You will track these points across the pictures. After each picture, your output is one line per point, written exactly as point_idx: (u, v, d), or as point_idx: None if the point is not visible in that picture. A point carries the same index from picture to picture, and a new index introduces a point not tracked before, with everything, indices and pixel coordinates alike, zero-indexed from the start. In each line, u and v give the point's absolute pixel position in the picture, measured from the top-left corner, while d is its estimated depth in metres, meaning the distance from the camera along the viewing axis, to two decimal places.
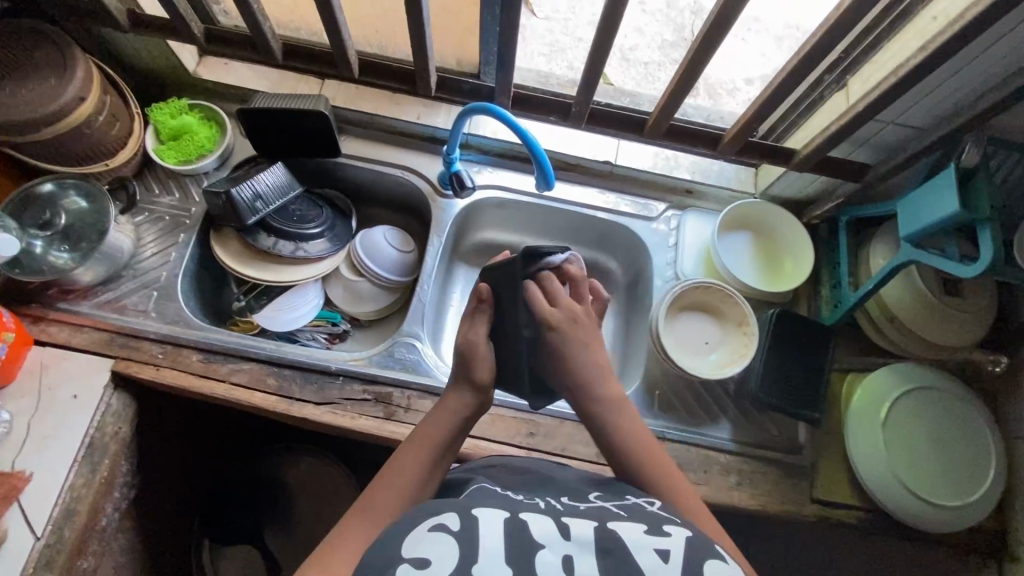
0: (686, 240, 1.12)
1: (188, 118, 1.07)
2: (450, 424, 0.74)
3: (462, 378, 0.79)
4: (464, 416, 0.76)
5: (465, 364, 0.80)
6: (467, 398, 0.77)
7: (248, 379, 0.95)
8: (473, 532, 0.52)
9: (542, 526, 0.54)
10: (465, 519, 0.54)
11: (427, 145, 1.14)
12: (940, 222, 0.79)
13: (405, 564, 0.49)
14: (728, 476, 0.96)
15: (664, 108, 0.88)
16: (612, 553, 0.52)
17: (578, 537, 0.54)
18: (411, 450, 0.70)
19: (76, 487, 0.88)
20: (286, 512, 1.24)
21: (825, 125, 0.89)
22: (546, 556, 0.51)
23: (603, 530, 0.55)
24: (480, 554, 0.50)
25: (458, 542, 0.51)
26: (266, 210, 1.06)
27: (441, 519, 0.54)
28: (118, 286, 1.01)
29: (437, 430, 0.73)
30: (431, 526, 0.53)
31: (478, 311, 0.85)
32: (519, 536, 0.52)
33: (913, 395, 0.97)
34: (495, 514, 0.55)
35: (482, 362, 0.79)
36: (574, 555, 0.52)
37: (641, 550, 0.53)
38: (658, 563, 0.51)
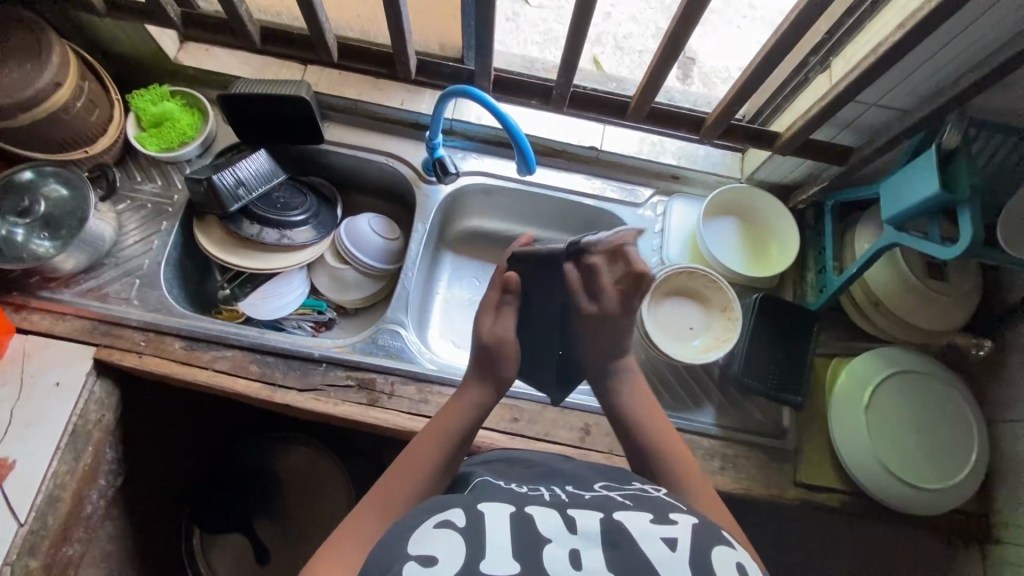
0: (672, 226, 1.12)
1: (170, 105, 1.06)
2: (467, 419, 0.72)
3: (483, 371, 0.75)
4: (482, 412, 0.74)
5: (493, 361, 0.74)
6: (487, 395, 0.74)
7: (230, 365, 0.95)
8: (477, 528, 0.52)
9: (548, 519, 0.54)
10: (471, 514, 0.54)
11: (411, 131, 1.13)
12: (922, 204, 0.79)
13: (411, 561, 0.48)
14: (712, 460, 0.96)
15: (646, 90, 0.88)
16: (619, 544, 0.51)
17: (585, 529, 0.53)
18: (424, 446, 0.69)
19: (60, 474, 0.89)
20: (276, 500, 1.25)
21: (808, 107, 0.88)
22: (553, 550, 0.50)
23: (610, 520, 0.54)
24: (486, 549, 0.49)
25: (464, 539, 0.50)
26: (248, 197, 1.05)
27: (447, 516, 0.53)
28: (100, 274, 1.00)
29: (453, 424, 0.71)
30: (437, 522, 0.53)
31: (503, 301, 0.76)
32: (525, 530, 0.52)
33: (896, 379, 0.97)
34: (500, 508, 0.55)
35: (509, 357, 0.74)
36: (581, 548, 0.51)
37: (649, 539, 0.52)
38: (665, 553, 0.51)
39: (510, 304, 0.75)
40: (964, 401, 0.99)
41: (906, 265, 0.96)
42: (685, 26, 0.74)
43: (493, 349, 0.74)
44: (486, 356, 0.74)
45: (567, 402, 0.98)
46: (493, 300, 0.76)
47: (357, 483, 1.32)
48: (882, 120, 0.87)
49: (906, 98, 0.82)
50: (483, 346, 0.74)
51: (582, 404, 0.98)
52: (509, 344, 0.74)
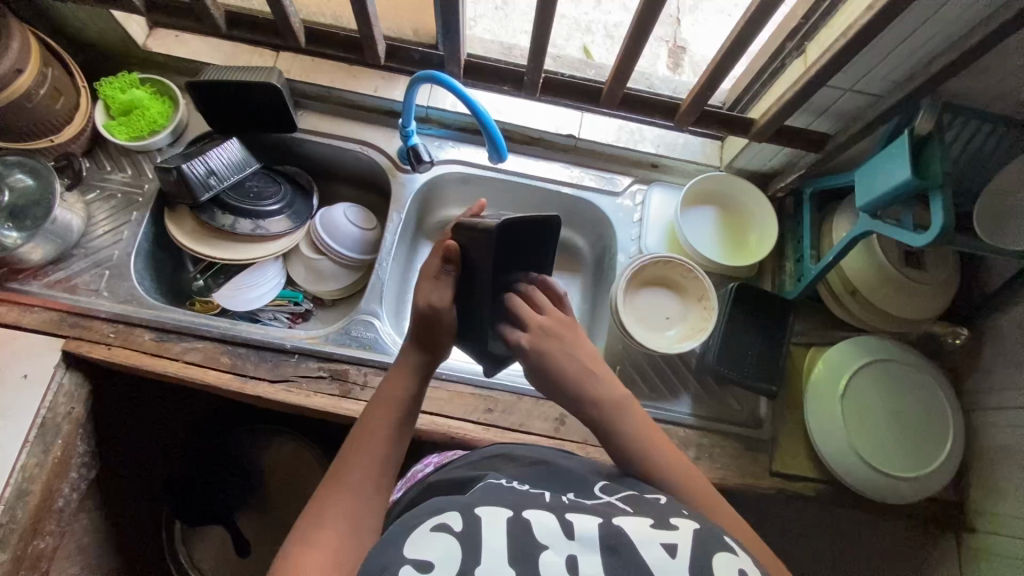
0: (651, 215, 1.11)
1: (139, 93, 1.04)
2: (408, 391, 0.72)
3: (422, 339, 0.75)
4: (424, 379, 0.74)
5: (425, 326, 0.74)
6: (424, 362, 0.75)
7: (202, 357, 0.94)
8: (473, 532, 0.51)
9: (544, 521, 0.53)
10: (468, 518, 0.53)
11: (387, 120, 1.12)
12: (894, 191, 0.78)
13: (407, 565, 0.48)
14: (688, 450, 0.96)
15: (617, 76, 0.86)
16: (618, 551, 0.51)
17: (582, 535, 0.53)
18: (375, 419, 0.68)
19: (29, 467, 0.88)
20: (256, 493, 1.24)
21: (784, 92, 0.86)
22: (550, 557, 0.50)
23: (608, 526, 0.54)
24: (482, 554, 0.49)
25: (461, 545, 0.50)
26: (220, 187, 1.04)
27: (444, 519, 0.52)
28: (70, 265, 0.99)
29: (398, 398, 0.70)
30: (433, 526, 0.52)
31: (444, 271, 0.77)
32: (522, 534, 0.52)
33: (872, 367, 0.97)
34: (497, 512, 0.54)
35: (446, 325, 0.75)
36: (578, 555, 0.50)
37: (648, 546, 0.52)
38: (665, 558, 0.50)
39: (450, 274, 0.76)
40: (940, 387, 0.98)
41: (883, 254, 0.95)
42: (654, 10, 0.72)
43: (427, 315, 0.74)
44: (422, 325, 0.74)
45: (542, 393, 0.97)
46: (433, 269, 0.77)
47: None
48: (858, 106, 0.86)
49: (881, 83, 0.81)
50: (418, 316, 0.75)
51: None
52: (443, 314, 0.74)
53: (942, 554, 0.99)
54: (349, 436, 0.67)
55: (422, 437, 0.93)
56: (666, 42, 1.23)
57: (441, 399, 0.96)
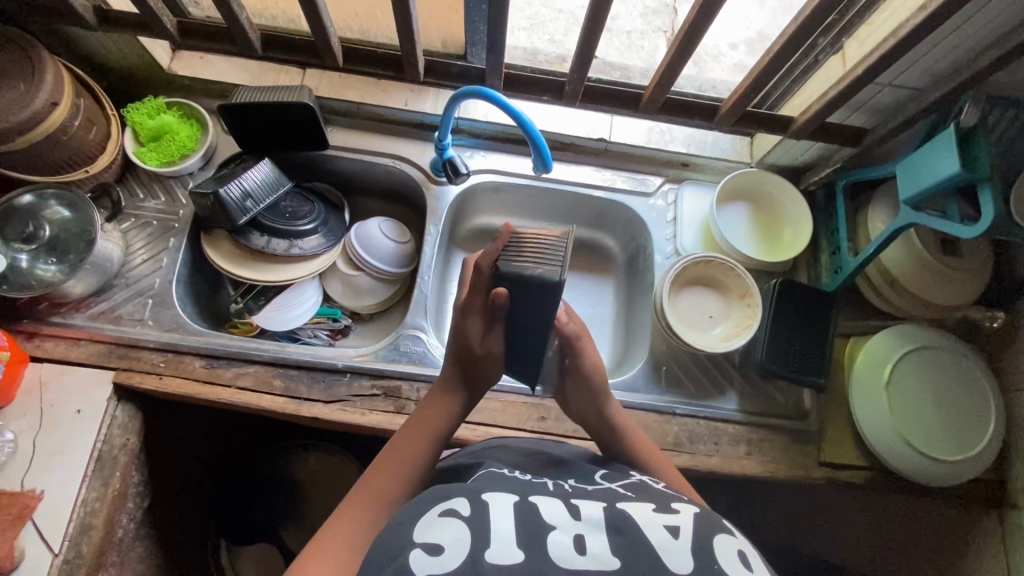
0: (685, 213, 1.12)
1: (168, 117, 1.03)
2: (446, 417, 0.74)
3: (467, 374, 0.76)
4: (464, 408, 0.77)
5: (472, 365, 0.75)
6: (463, 395, 0.77)
7: (253, 381, 0.94)
8: (483, 515, 0.52)
9: (552, 508, 0.55)
10: (475, 503, 0.54)
11: (417, 132, 1.12)
12: (940, 183, 0.79)
13: (417, 549, 0.50)
14: (738, 446, 0.98)
15: (662, 79, 0.86)
16: (623, 532, 0.53)
17: (588, 517, 0.54)
18: (410, 437, 0.72)
19: (90, 501, 0.88)
20: (302, 510, 1.24)
21: (823, 91, 0.88)
22: (558, 537, 0.51)
23: (613, 510, 0.56)
24: (491, 537, 0.50)
25: (468, 526, 0.51)
26: (257, 209, 1.03)
27: (452, 504, 0.54)
28: (112, 296, 0.98)
29: (433, 423, 0.74)
30: (442, 511, 0.53)
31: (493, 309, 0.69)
32: (529, 517, 0.53)
33: (915, 354, 0.99)
34: (503, 497, 0.55)
35: (496, 365, 0.76)
36: (585, 535, 0.52)
37: (651, 528, 0.53)
38: (668, 540, 0.52)
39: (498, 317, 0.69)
40: (984, 376, 1.00)
41: (921, 244, 0.96)
42: (705, 19, 0.73)
43: (478, 358, 0.74)
44: (466, 364, 0.76)
45: None
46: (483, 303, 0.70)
47: None
48: (898, 99, 0.88)
49: (921, 78, 0.82)
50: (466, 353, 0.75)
51: None
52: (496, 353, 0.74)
53: (986, 532, 1.02)
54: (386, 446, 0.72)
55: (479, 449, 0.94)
56: (666, 33, 1.23)
57: (494, 410, 0.96)
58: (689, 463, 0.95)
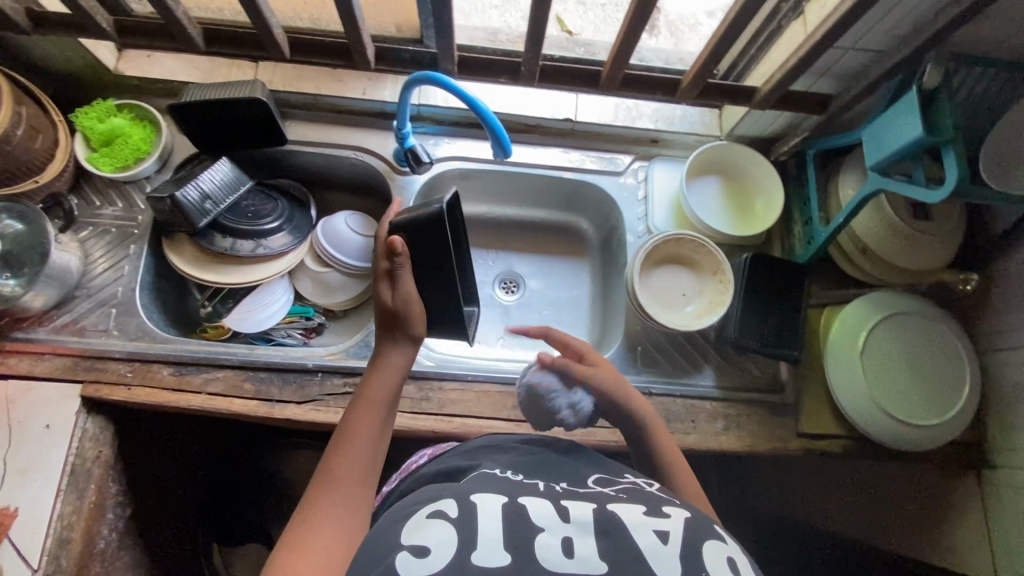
0: (655, 190, 1.10)
1: (119, 120, 1.00)
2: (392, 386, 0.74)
3: (394, 331, 0.78)
4: (406, 372, 0.77)
5: (398, 322, 0.78)
6: (406, 356, 0.77)
7: (223, 387, 0.93)
8: (470, 517, 0.53)
9: (540, 509, 0.55)
10: (463, 505, 0.55)
11: (378, 121, 1.09)
12: (904, 149, 0.78)
13: (404, 550, 0.50)
14: (715, 422, 0.98)
15: (619, 55, 0.83)
16: (611, 534, 0.53)
17: (578, 519, 0.55)
18: (361, 413, 0.70)
19: (66, 515, 0.87)
20: (290, 509, 1.24)
21: (784, 59, 0.86)
22: (545, 538, 0.52)
23: (602, 512, 0.56)
24: (478, 540, 0.51)
25: (455, 529, 0.52)
26: (217, 210, 1.01)
27: (440, 507, 0.55)
28: (74, 307, 0.97)
29: (381, 393, 0.72)
30: (430, 513, 0.55)
31: (394, 267, 0.78)
32: (517, 520, 0.53)
33: (888, 322, 0.98)
34: (491, 499, 0.56)
35: (416, 315, 0.78)
36: (573, 537, 0.52)
37: (640, 531, 0.54)
38: (656, 544, 0.52)
39: (402, 268, 0.78)
40: (958, 340, 1.00)
41: (893, 210, 0.95)
42: None
43: (395, 314, 0.77)
44: (392, 322, 0.78)
45: None
46: (385, 266, 0.79)
47: None
48: (861, 63, 0.86)
49: (884, 40, 0.80)
50: (386, 311, 0.78)
51: None
52: (413, 304, 0.78)
53: (965, 494, 1.02)
54: (337, 430, 0.69)
55: (456, 440, 0.93)
56: None
57: (470, 401, 0.96)
58: None
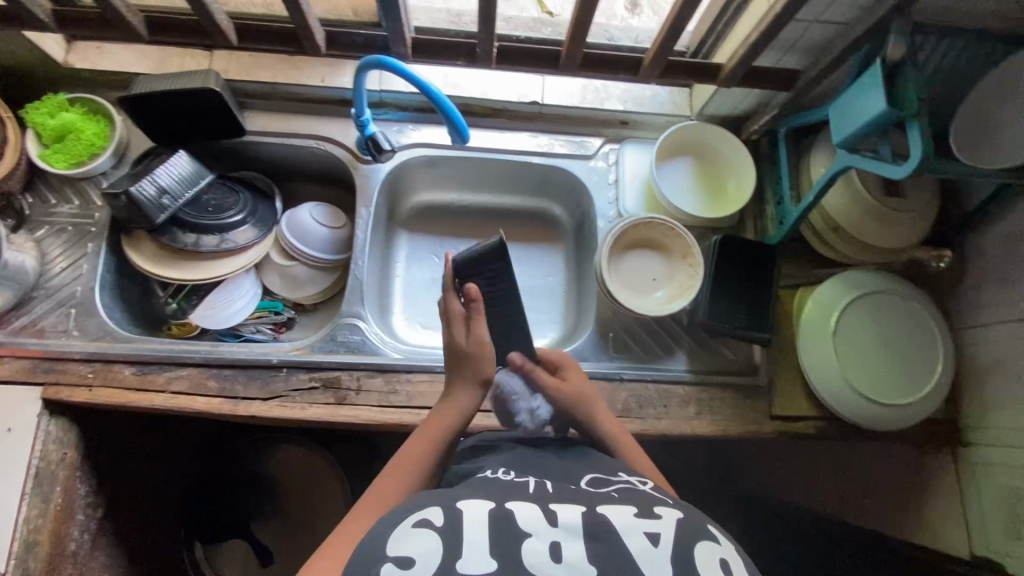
0: (626, 173, 1.08)
1: (70, 115, 0.97)
2: (454, 423, 0.74)
3: (472, 375, 0.77)
4: (467, 415, 0.75)
5: (469, 364, 0.77)
6: (475, 397, 0.76)
7: (186, 385, 0.91)
8: (455, 525, 0.53)
9: (528, 512, 0.54)
10: (450, 513, 0.54)
11: (340, 109, 1.06)
12: (869, 124, 0.76)
13: (389, 562, 0.49)
14: (688, 407, 0.97)
15: (576, 33, 0.81)
16: (601, 538, 0.52)
17: (566, 523, 0.54)
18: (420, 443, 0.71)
19: (32, 518, 0.86)
20: (271, 505, 1.26)
21: (748, 33, 0.83)
22: (533, 544, 0.51)
23: (592, 514, 0.55)
24: (463, 549, 0.50)
25: (442, 539, 0.51)
26: (176, 205, 0.98)
27: (426, 515, 0.54)
28: (32, 308, 0.95)
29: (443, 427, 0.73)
30: (415, 522, 0.53)
31: (470, 311, 0.79)
32: (505, 526, 0.53)
33: (861, 302, 0.97)
34: (478, 505, 0.55)
35: (490, 359, 0.77)
36: (562, 542, 0.52)
37: (631, 533, 0.53)
38: (647, 547, 0.52)
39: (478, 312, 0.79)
40: (929, 312, 0.99)
41: (863, 186, 0.94)
42: None
43: (470, 356, 0.77)
44: (464, 362, 0.77)
45: None
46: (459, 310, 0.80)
47: (349, 473, 1.33)
48: (827, 36, 0.83)
49: (848, 10, 0.77)
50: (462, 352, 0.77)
51: None
52: (486, 348, 0.77)
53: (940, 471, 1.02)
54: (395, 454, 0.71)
55: None
56: None
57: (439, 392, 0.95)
58: (638, 428, 0.94)
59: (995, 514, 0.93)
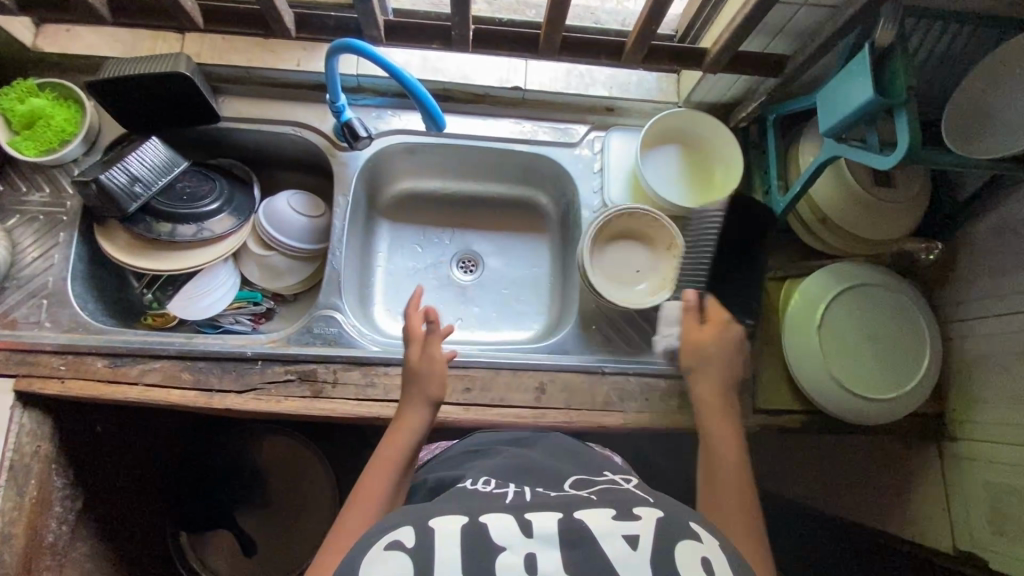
0: (611, 161, 1.05)
1: (39, 101, 0.94)
2: (410, 440, 0.73)
3: (420, 396, 0.78)
4: (421, 433, 0.75)
5: (418, 382, 0.79)
6: (425, 413, 0.77)
7: (160, 377, 0.90)
8: (427, 545, 0.52)
9: (501, 524, 0.54)
10: (422, 531, 0.54)
11: (317, 95, 1.04)
12: (857, 112, 0.73)
13: None
14: (671, 400, 0.95)
15: (554, 17, 0.78)
16: (578, 545, 0.53)
17: (543, 535, 0.53)
18: (380, 467, 0.69)
19: (6, 511, 0.86)
20: (256, 495, 1.25)
21: (733, 17, 0.81)
22: (508, 558, 0.52)
23: (569, 521, 0.55)
24: (434, 564, 0.51)
25: (412, 561, 0.51)
26: (149, 194, 0.96)
27: (398, 536, 0.53)
28: (4, 299, 0.93)
29: (400, 449, 0.72)
30: (388, 544, 0.53)
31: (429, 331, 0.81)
32: (477, 542, 0.52)
33: (847, 295, 0.95)
34: (447, 522, 0.54)
35: (437, 376, 0.79)
36: (536, 553, 0.52)
37: (609, 538, 0.53)
38: (625, 552, 0.52)
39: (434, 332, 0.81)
40: (917, 309, 0.97)
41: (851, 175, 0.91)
42: None
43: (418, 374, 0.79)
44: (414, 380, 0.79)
45: (520, 363, 0.95)
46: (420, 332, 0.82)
47: (333, 463, 1.33)
48: (815, 20, 0.80)
49: None
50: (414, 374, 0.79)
51: (534, 363, 0.95)
52: (436, 364, 0.80)
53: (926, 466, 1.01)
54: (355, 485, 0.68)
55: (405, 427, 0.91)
56: None
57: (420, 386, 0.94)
58: (619, 421, 0.93)
59: (979, 510, 0.91)
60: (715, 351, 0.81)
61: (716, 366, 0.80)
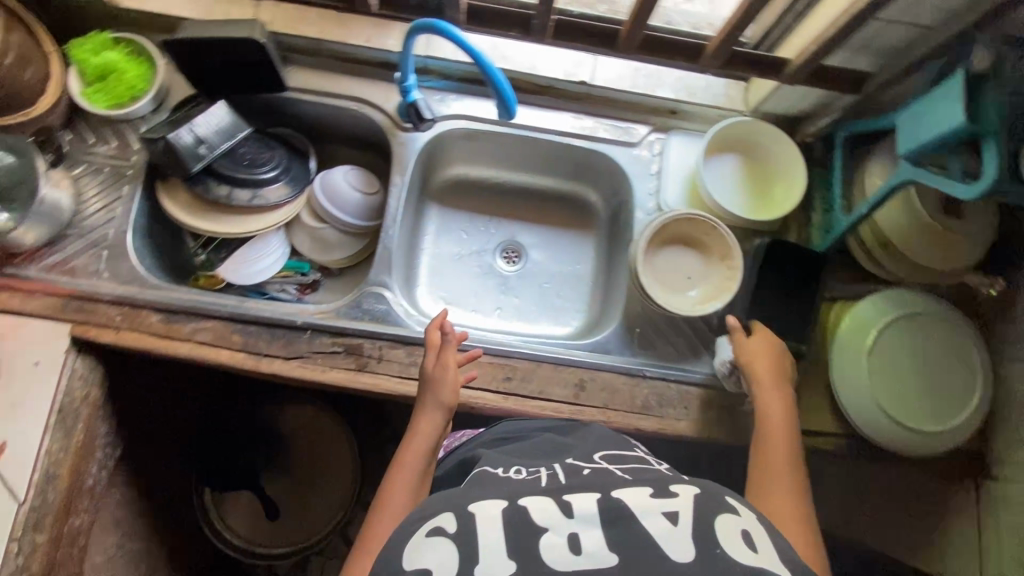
0: (670, 165, 1.04)
1: (111, 55, 0.97)
2: (426, 445, 0.76)
3: (433, 403, 0.80)
4: (437, 439, 0.78)
5: (433, 389, 0.82)
6: (440, 418, 0.80)
7: (211, 336, 0.92)
8: (469, 529, 0.53)
9: (541, 506, 0.55)
10: (462, 518, 0.54)
11: (383, 73, 1.04)
12: (940, 137, 0.72)
13: None
14: (710, 411, 0.94)
15: (639, 13, 0.79)
16: (618, 523, 0.53)
17: (583, 514, 0.54)
18: (402, 475, 0.73)
19: (53, 452, 0.87)
20: (281, 462, 1.27)
21: (819, 29, 0.79)
22: (550, 538, 0.52)
23: (607, 500, 0.55)
24: (479, 551, 0.51)
25: (455, 545, 0.52)
26: (211, 156, 0.97)
27: (439, 522, 0.54)
28: (66, 246, 0.95)
29: (417, 457, 0.75)
30: (429, 530, 0.54)
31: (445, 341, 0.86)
32: (518, 526, 0.53)
33: (901, 321, 0.93)
34: (489, 506, 0.55)
35: (451, 384, 0.82)
36: (578, 532, 0.52)
37: (650, 516, 0.53)
38: (669, 527, 0.52)
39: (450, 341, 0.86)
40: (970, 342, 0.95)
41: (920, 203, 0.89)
42: None
43: (434, 382, 0.82)
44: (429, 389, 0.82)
45: (561, 358, 0.95)
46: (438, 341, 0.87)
47: (358, 440, 1.34)
48: None
49: None
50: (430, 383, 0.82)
51: (577, 360, 0.95)
52: (449, 370, 0.83)
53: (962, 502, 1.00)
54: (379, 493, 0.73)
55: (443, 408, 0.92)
56: None
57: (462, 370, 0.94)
58: (655, 425, 0.93)
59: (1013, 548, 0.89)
60: (768, 355, 0.86)
61: (767, 357, 0.86)
